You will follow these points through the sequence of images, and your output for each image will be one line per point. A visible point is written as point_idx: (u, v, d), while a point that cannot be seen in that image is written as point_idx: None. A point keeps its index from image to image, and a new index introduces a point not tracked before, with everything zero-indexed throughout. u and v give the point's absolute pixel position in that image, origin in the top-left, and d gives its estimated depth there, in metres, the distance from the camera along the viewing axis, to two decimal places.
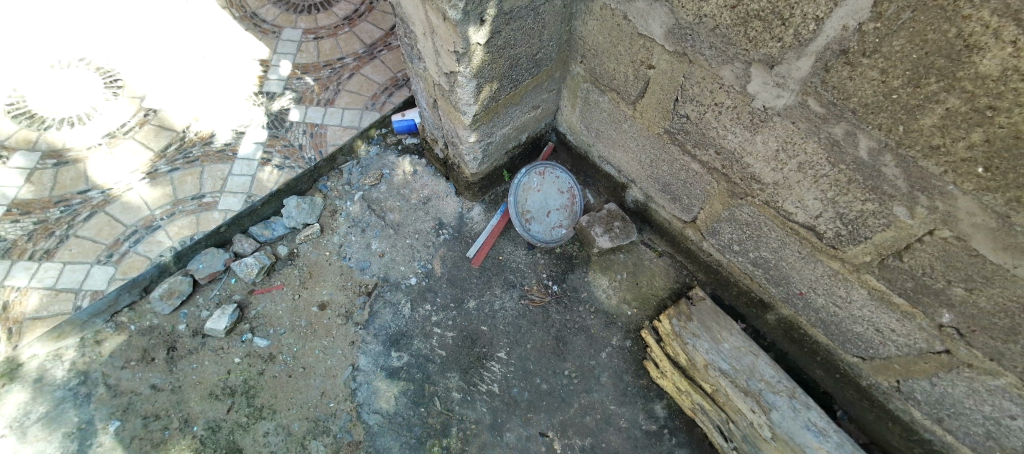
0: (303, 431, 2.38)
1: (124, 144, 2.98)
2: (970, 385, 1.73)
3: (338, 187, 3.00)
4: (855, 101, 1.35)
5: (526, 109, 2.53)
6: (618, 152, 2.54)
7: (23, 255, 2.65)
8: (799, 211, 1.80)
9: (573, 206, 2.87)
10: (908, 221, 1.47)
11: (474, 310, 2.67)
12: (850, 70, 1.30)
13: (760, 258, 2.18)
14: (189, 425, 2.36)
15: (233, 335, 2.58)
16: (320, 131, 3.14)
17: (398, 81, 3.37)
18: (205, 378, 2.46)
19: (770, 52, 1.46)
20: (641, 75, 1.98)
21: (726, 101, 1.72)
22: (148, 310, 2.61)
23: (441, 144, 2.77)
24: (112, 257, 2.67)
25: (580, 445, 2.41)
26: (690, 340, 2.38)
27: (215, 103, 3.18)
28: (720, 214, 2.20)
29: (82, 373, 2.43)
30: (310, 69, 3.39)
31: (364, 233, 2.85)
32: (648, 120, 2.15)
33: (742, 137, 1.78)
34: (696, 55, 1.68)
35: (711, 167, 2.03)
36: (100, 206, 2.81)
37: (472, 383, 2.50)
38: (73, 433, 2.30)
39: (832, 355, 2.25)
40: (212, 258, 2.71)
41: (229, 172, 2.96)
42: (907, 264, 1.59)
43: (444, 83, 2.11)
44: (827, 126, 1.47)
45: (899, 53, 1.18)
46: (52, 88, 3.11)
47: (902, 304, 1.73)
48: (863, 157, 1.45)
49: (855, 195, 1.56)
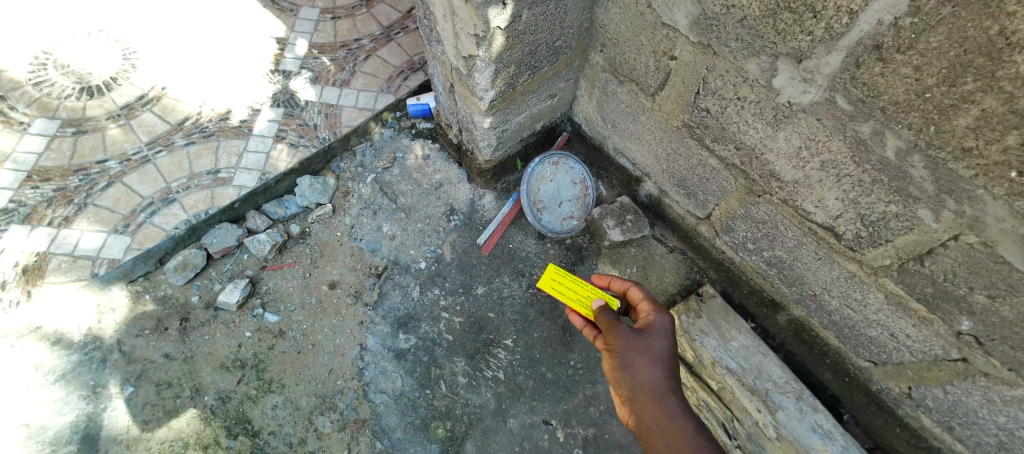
0: (310, 406, 2.42)
1: (143, 116, 3.01)
2: (984, 394, 1.70)
3: (351, 169, 3.01)
4: (885, 99, 1.32)
5: (543, 97, 2.51)
6: (634, 145, 2.51)
7: (43, 221, 2.70)
8: (818, 211, 1.77)
9: (585, 197, 2.84)
10: (932, 224, 1.44)
11: (483, 297, 2.68)
12: (882, 66, 1.27)
13: (774, 257, 2.15)
14: (200, 395, 2.41)
15: (244, 309, 2.61)
16: (336, 111, 3.14)
17: (414, 65, 3.35)
18: (216, 351, 2.51)
19: (799, 46, 1.42)
20: (662, 67, 1.95)
21: (749, 96, 1.69)
22: (162, 281, 2.66)
23: (456, 130, 2.76)
24: (128, 227, 2.71)
25: (582, 435, 2.43)
26: (698, 337, 2.36)
27: (232, 80, 3.19)
28: (736, 211, 2.17)
29: (97, 339, 2.48)
30: (327, 49, 3.38)
31: (376, 215, 2.86)
32: (666, 113, 2.12)
33: (764, 133, 1.75)
34: (721, 47, 1.64)
35: (730, 162, 2.00)
36: (119, 177, 2.84)
37: (478, 369, 2.52)
38: (88, 396, 2.36)
39: (842, 359, 2.23)
40: (225, 233, 2.74)
41: (244, 149, 2.98)
42: (928, 268, 1.56)
43: (462, 67, 2.09)
44: (854, 124, 1.44)
45: (935, 50, 1.15)
46: (74, 58, 3.14)
47: (919, 310, 1.70)
48: (890, 157, 1.41)
49: (878, 196, 1.53)
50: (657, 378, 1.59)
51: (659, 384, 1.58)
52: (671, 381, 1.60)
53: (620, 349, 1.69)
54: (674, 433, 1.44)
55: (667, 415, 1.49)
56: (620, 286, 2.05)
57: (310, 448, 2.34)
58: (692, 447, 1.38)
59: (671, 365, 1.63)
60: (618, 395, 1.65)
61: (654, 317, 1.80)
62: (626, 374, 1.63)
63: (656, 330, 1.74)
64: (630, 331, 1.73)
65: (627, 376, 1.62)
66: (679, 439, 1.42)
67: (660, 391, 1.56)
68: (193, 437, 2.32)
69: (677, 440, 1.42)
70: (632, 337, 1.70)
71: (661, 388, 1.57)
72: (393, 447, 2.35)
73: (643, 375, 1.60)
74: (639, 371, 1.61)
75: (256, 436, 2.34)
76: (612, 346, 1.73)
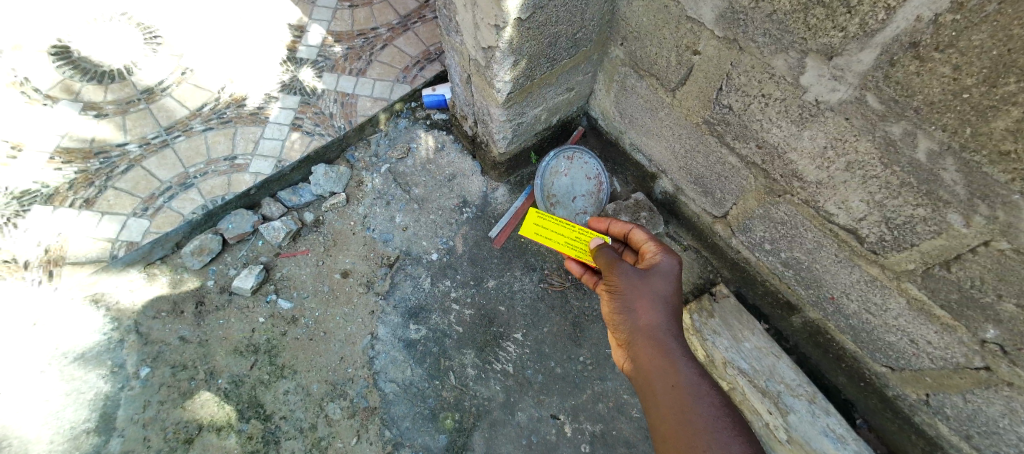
0: (321, 393, 2.44)
1: (162, 101, 3.04)
2: (1006, 404, 1.67)
3: (365, 158, 3.02)
4: (919, 98, 1.28)
5: (560, 91, 2.48)
6: (651, 141, 2.48)
7: (64, 202, 2.74)
8: (840, 212, 1.73)
9: (599, 193, 2.81)
10: (962, 229, 1.40)
11: (494, 290, 2.68)
12: (918, 64, 1.23)
13: (792, 259, 2.12)
14: (214, 378, 2.44)
15: (258, 295, 2.64)
16: (351, 100, 3.14)
17: (431, 55, 3.33)
18: (230, 335, 2.54)
19: (830, 42, 1.38)
20: (684, 61, 1.91)
21: (775, 93, 1.65)
22: (178, 265, 2.69)
23: (471, 121, 2.74)
24: (147, 211, 2.74)
25: (590, 431, 2.42)
26: (710, 336, 2.33)
27: (249, 66, 3.20)
28: (754, 211, 2.14)
29: (116, 320, 2.52)
30: (343, 37, 3.37)
31: (389, 206, 2.87)
32: (686, 108, 2.08)
33: (788, 131, 1.71)
34: (748, 42, 1.61)
35: (750, 161, 1.96)
36: (138, 161, 2.87)
37: (488, 361, 2.52)
38: (106, 375, 2.41)
39: (858, 363, 2.20)
40: (241, 219, 2.76)
41: (260, 136, 2.99)
42: (955, 274, 1.52)
43: (481, 58, 2.07)
44: (884, 124, 1.40)
45: (977, 48, 1.11)
46: (95, 41, 3.17)
47: (942, 316, 1.67)
48: (920, 159, 1.38)
49: (905, 199, 1.49)
50: (658, 319, 1.61)
51: (659, 325, 1.60)
52: (672, 321, 1.62)
53: (621, 289, 1.69)
54: (671, 371, 1.50)
55: (664, 356, 1.54)
56: (621, 227, 2.06)
57: (320, 434, 2.36)
58: (685, 390, 1.45)
59: (673, 305, 1.63)
60: (617, 334, 1.70)
61: (661, 257, 1.76)
62: (626, 316, 1.66)
63: (661, 269, 1.71)
64: (633, 272, 1.71)
65: (627, 318, 1.65)
66: (673, 380, 1.48)
67: (659, 332, 1.59)
68: (207, 419, 2.36)
69: (672, 380, 1.49)
70: (634, 277, 1.69)
71: (661, 329, 1.60)
72: (402, 436, 2.37)
73: (643, 317, 1.62)
74: (639, 314, 1.64)
75: (268, 420, 2.37)
76: (613, 287, 1.73)
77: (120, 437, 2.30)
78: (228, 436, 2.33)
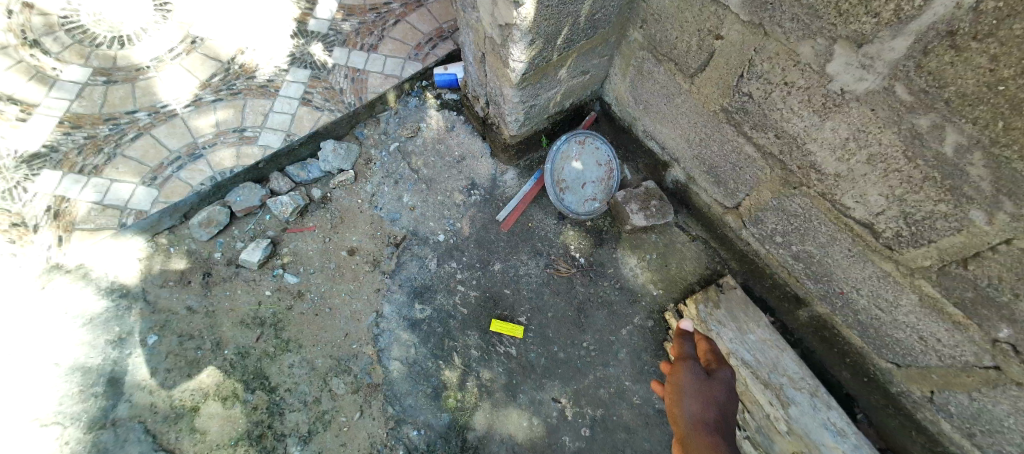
0: (326, 367, 2.46)
1: (171, 70, 3.01)
2: (1013, 404, 1.66)
3: (375, 136, 2.99)
4: (951, 90, 1.26)
5: (575, 74, 2.44)
6: (666, 128, 2.44)
7: (73, 168, 2.73)
8: (857, 206, 1.71)
9: (610, 180, 2.79)
10: (983, 226, 1.39)
11: (499, 273, 2.67)
12: (953, 54, 1.20)
13: (803, 252, 2.10)
14: (220, 348, 2.46)
15: (265, 268, 2.65)
16: (362, 76, 3.10)
17: (444, 32, 3.28)
18: (237, 307, 2.55)
19: (861, 29, 1.35)
20: (706, 46, 1.87)
21: (798, 81, 1.62)
22: (186, 235, 2.70)
23: (483, 102, 2.70)
24: (155, 180, 2.73)
25: (591, 415, 2.43)
26: (714, 327, 2.34)
27: (260, 37, 3.15)
28: (767, 202, 2.11)
29: (123, 287, 2.54)
30: (356, 11, 3.32)
31: (398, 185, 2.85)
32: (704, 96, 2.04)
33: (810, 122, 1.68)
34: (774, 27, 1.57)
35: (767, 151, 1.93)
36: (147, 129, 2.86)
37: (492, 344, 2.53)
38: (115, 342, 2.43)
39: (863, 359, 2.19)
40: (249, 193, 2.76)
41: (270, 109, 2.96)
42: (972, 272, 1.51)
43: (497, 36, 2.03)
44: (912, 116, 1.38)
45: (1018, 38, 1.08)
46: (106, 6, 3.13)
47: (954, 314, 1.66)
48: (946, 153, 1.35)
49: (927, 194, 1.47)
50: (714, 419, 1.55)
51: (714, 424, 1.54)
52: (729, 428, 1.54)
53: (680, 389, 1.69)
54: None
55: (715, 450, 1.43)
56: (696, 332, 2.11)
57: (323, 407, 2.38)
58: None
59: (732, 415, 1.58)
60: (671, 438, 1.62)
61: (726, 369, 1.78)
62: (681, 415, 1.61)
63: (724, 379, 1.71)
64: (696, 374, 1.73)
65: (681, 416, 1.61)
66: None
67: (713, 429, 1.52)
68: (213, 388, 2.39)
69: None
70: (694, 377, 1.71)
71: (715, 428, 1.52)
72: (404, 413, 2.39)
73: (699, 415, 1.58)
74: (694, 412, 1.59)
75: (273, 392, 2.40)
76: (674, 386, 1.73)
77: (127, 402, 2.33)
78: (233, 406, 2.36)
